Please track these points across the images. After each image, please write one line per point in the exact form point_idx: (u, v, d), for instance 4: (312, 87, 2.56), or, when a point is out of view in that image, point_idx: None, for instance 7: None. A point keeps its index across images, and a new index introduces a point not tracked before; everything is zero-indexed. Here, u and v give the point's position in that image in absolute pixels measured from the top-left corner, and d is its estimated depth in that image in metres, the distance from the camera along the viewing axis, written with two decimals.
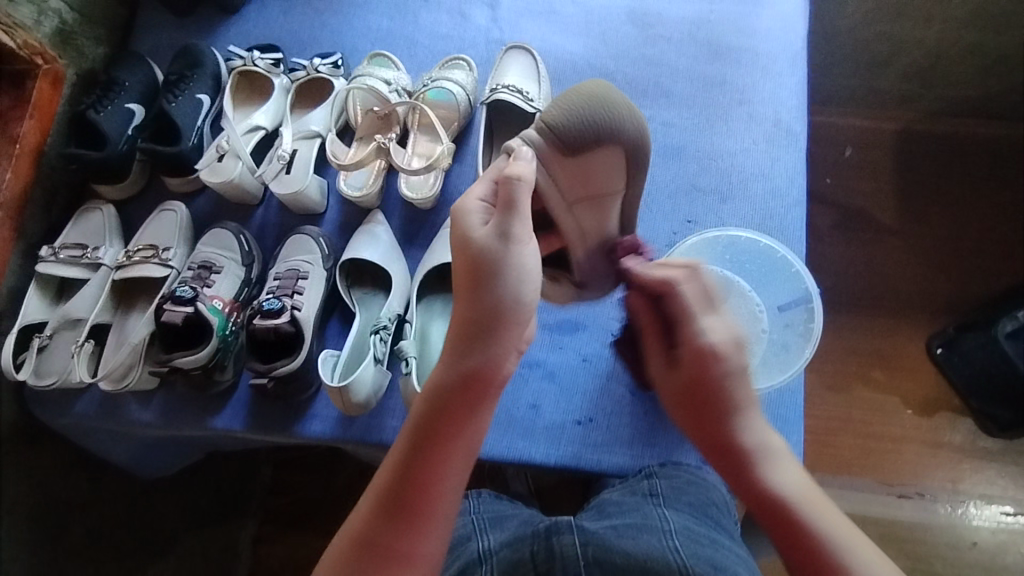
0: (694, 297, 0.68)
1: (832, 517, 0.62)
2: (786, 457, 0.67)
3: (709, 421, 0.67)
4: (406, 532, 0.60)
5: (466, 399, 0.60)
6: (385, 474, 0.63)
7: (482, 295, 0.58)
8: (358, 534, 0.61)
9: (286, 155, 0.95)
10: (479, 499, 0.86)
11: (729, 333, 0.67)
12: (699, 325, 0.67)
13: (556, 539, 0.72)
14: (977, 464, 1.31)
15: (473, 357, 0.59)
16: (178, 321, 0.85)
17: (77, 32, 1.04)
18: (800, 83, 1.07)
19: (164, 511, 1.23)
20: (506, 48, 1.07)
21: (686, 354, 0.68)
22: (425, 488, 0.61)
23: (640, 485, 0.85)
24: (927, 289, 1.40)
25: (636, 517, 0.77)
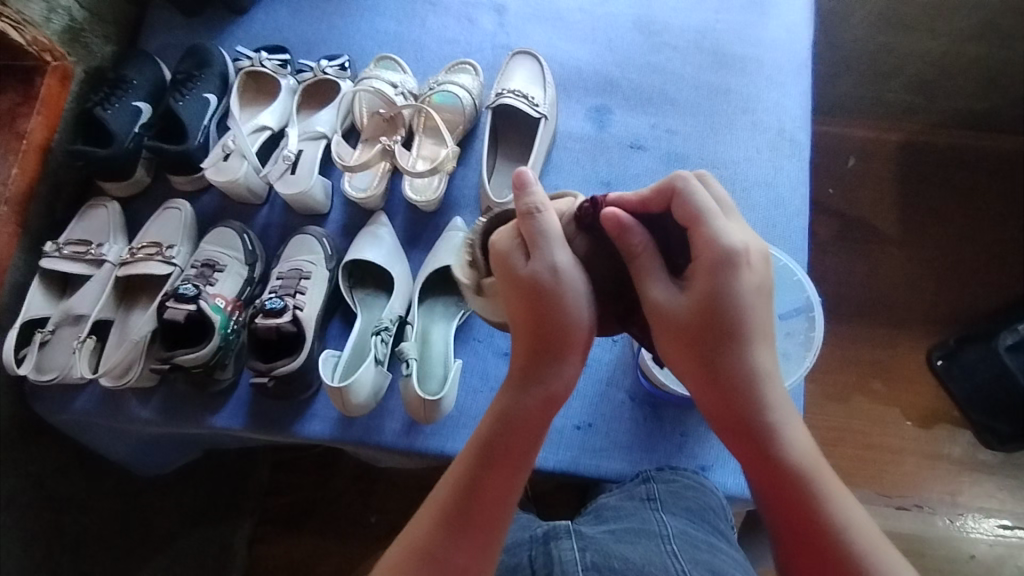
0: (711, 204, 0.62)
1: (834, 486, 0.63)
2: (792, 414, 0.65)
3: (719, 366, 0.61)
4: (467, 543, 0.63)
5: (531, 417, 0.64)
6: (445, 489, 0.66)
7: (546, 319, 0.62)
8: (420, 545, 0.64)
9: (292, 156, 0.96)
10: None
11: (749, 247, 0.61)
12: (722, 239, 0.60)
13: (555, 544, 0.72)
14: (976, 477, 1.31)
15: (544, 378, 0.64)
16: (180, 319, 0.85)
17: (86, 30, 1.04)
18: (805, 93, 1.08)
19: (160, 509, 1.22)
20: (512, 53, 1.07)
21: (704, 273, 0.60)
22: (490, 501, 0.64)
23: (638, 490, 0.84)
24: (928, 300, 1.41)
25: (634, 522, 0.77)
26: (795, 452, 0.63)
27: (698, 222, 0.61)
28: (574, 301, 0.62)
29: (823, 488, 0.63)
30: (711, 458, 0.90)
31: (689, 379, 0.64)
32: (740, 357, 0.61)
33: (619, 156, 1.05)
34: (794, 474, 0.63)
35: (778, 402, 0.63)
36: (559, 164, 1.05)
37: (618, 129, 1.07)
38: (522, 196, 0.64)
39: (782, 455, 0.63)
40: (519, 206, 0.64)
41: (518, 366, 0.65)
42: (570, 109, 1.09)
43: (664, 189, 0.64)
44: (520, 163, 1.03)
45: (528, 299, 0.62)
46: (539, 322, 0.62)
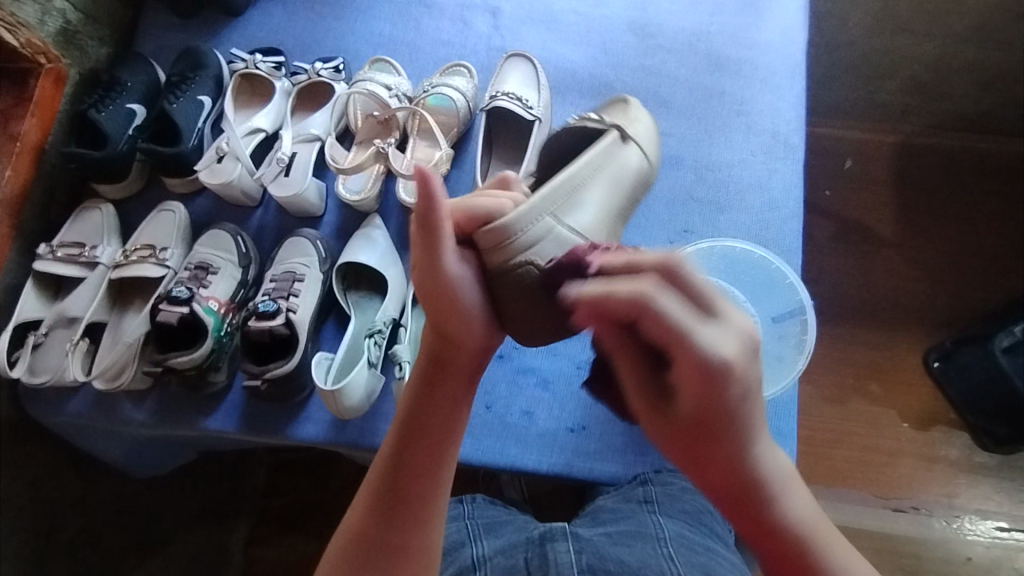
0: (681, 311, 0.51)
1: (837, 547, 0.61)
2: (794, 476, 0.62)
3: (714, 458, 0.58)
4: (404, 522, 0.63)
5: (443, 388, 0.65)
6: (376, 474, 0.66)
7: (447, 321, 0.61)
8: (357, 531, 0.64)
9: (285, 159, 0.97)
10: (474, 505, 0.85)
11: (735, 342, 0.52)
12: (703, 348, 0.50)
13: (550, 546, 0.72)
14: (972, 479, 1.31)
15: (447, 356, 0.64)
16: (173, 322, 0.85)
17: (80, 32, 1.04)
18: (800, 95, 1.08)
19: (155, 511, 1.22)
20: (506, 55, 1.07)
21: (691, 384, 0.52)
22: (418, 479, 0.64)
23: (634, 492, 0.84)
24: (924, 303, 1.41)
25: (630, 524, 0.77)
26: (796, 525, 0.61)
27: (679, 338, 0.51)
28: (477, 309, 0.60)
29: (826, 557, 0.60)
30: None
31: (689, 472, 0.61)
32: (739, 443, 0.57)
33: None
34: (799, 552, 0.60)
35: (772, 460, 0.60)
36: None
37: None
38: (427, 196, 0.53)
39: (785, 529, 0.60)
40: (421, 208, 0.53)
41: (425, 352, 0.66)
42: (565, 112, 1.09)
43: (631, 304, 0.51)
44: (515, 165, 1.03)
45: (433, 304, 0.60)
46: (437, 318, 0.61)
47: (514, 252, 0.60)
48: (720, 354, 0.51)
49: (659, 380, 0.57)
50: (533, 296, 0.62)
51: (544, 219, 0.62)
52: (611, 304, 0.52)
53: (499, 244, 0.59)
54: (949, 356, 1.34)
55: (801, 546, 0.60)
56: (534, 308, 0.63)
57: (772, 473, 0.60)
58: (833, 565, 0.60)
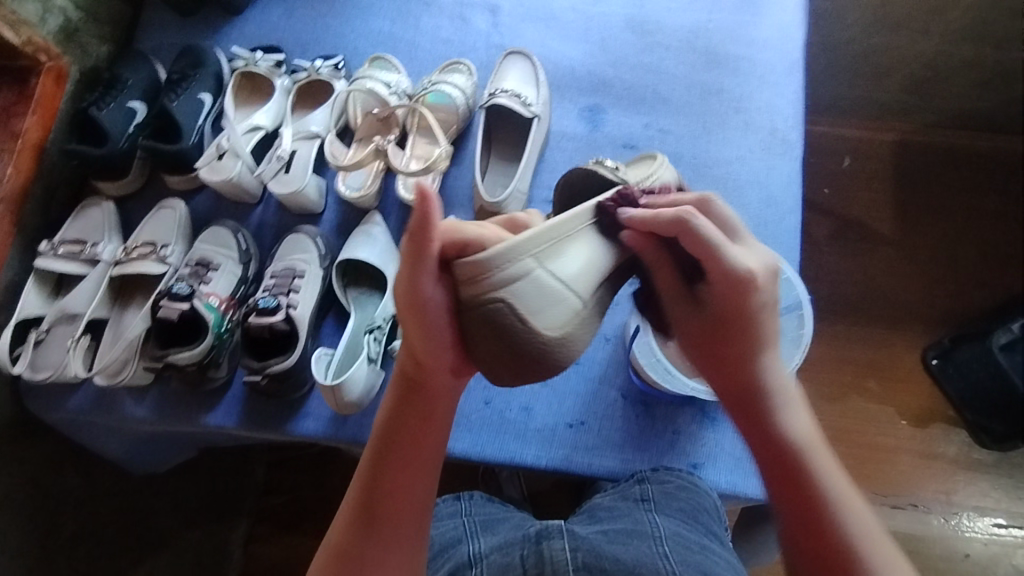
0: (716, 232, 0.62)
1: (838, 484, 0.64)
2: (799, 399, 0.68)
3: (730, 359, 0.65)
4: (382, 540, 0.65)
5: (416, 411, 0.68)
6: (356, 489, 0.68)
7: (420, 338, 0.61)
8: (338, 545, 0.66)
9: (285, 156, 0.97)
10: (472, 502, 0.86)
11: (758, 262, 0.63)
12: (730, 257, 0.61)
13: (547, 544, 0.72)
14: (971, 476, 1.31)
15: (420, 375, 0.66)
16: (174, 318, 0.86)
17: (81, 30, 1.04)
18: (797, 92, 1.08)
19: (156, 508, 1.23)
20: (506, 53, 1.08)
21: (718, 284, 0.62)
22: (394, 493, 0.66)
23: (631, 490, 0.85)
24: (923, 300, 1.41)
25: (627, 522, 0.78)
26: (800, 441, 0.65)
27: (710, 252, 0.61)
28: (448, 334, 0.60)
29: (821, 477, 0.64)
30: (702, 457, 0.91)
31: (705, 371, 0.68)
32: (754, 347, 0.64)
33: (612, 156, 1.06)
34: (795, 470, 0.64)
35: (780, 376, 0.67)
36: (552, 164, 1.06)
37: (611, 129, 1.08)
38: (423, 212, 0.51)
39: (786, 441, 0.65)
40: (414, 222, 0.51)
41: (401, 372, 0.69)
42: (564, 109, 1.09)
43: (673, 223, 0.62)
44: (514, 162, 1.04)
45: (415, 317, 0.58)
46: (410, 339, 0.63)
47: (489, 284, 0.55)
48: (740, 260, 0.61)
49: (692, 289, 0.67)
50: (498, 336, 0.56)
51: (524, 260, 0.56)
52: (656, 222, 0.63)
53: (475, 278, 0.54)
54: (947, 354, 1.35)
55: (799, 468, 0.64)
56: (497, 345, 0.57)
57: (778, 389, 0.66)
58: (828, 484, 0.64)
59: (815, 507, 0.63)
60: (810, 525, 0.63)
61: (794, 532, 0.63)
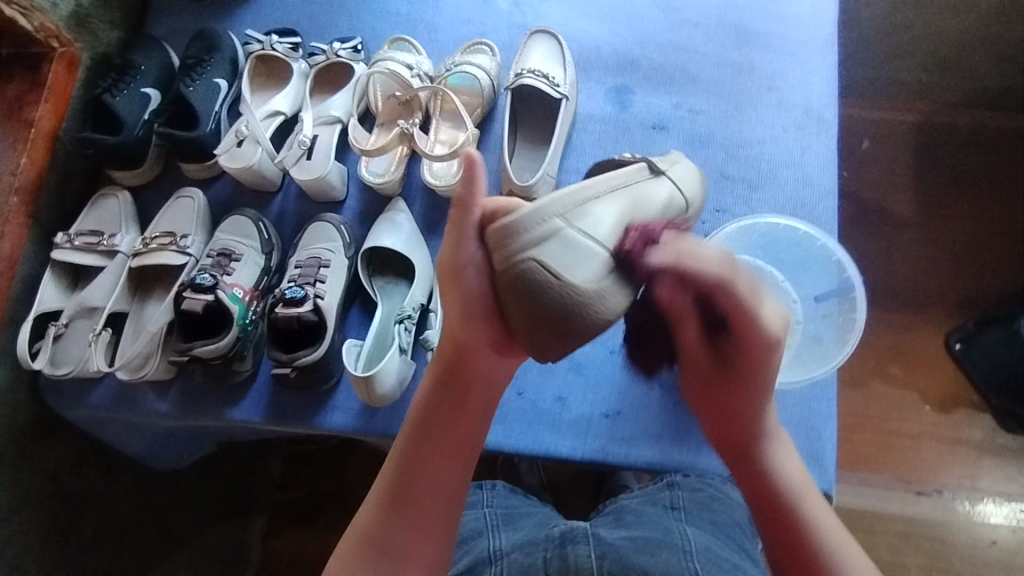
0: (749, 290, 0.57)
1: (820, 510, 0.66)
2: (787, 442, 0.71)
3: (734, 408, 0.66)
4: (409, 526, 0.63)
5: (458, 398, 0.65)
6: (387, 470, 0.66)
7: (464, 313, 0.59)
8: (365, 530, 0.64)
9: (307, 141, 0.93)
10: (493, 492, 0.85)
11: (781, 323, 0.62)
12: (766, 321, 0.59)
13: (571, 548, 0.72)
14: (997, 461, 1.29)
15: (462, 360, 0.63)
16: (198, 310, 0.83)
17: (91, 15, 1.00)
18: (832, 70, 1.04)
19: (174, 504, 1.20)
20: (530, 32, 1.04)
21: (748, 343, 0.61)
22: (426, 480, 0.64)
23: (661, 495, 0.83)
24: (947, 284, 1.38)
25: (656, 531, 0.76)
26: (784, 476, 0.68)
27: (740, 310, 0.58)
28: (482, 297, 0.57)
29: (804, 510, 0.65)
30: None
31: (705, 411, 0.69)
32: (757, 400, 0.65)
33: (642, 137, 1.03)
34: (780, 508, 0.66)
35: (773, 422, 0.69)
36: (580, 147, 1.03)
37: (639, 110, 1.04)
38: (468, 180, 0.56)
39: (774, 478, 0.67)
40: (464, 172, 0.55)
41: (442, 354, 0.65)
42: (591, 90, 1.06)
43: (711, 282, 0.55)
44: (540, 146, 1.00)
45: (452, 285, 0.58)
46: (450, 311, 0.61)
47: (514, 248, 0.53)
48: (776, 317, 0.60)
49: (710, 338, 0.64)
50: (528, 295, 0.54)
51: (550, 219, 0.54)
52: (694, 271, 0.55)
53: (500, 238, 0.54)
54: (971, 338, 1.31)
55: (785, 509, 0.66)
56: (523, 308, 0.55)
57: (774, 431, 0.69)
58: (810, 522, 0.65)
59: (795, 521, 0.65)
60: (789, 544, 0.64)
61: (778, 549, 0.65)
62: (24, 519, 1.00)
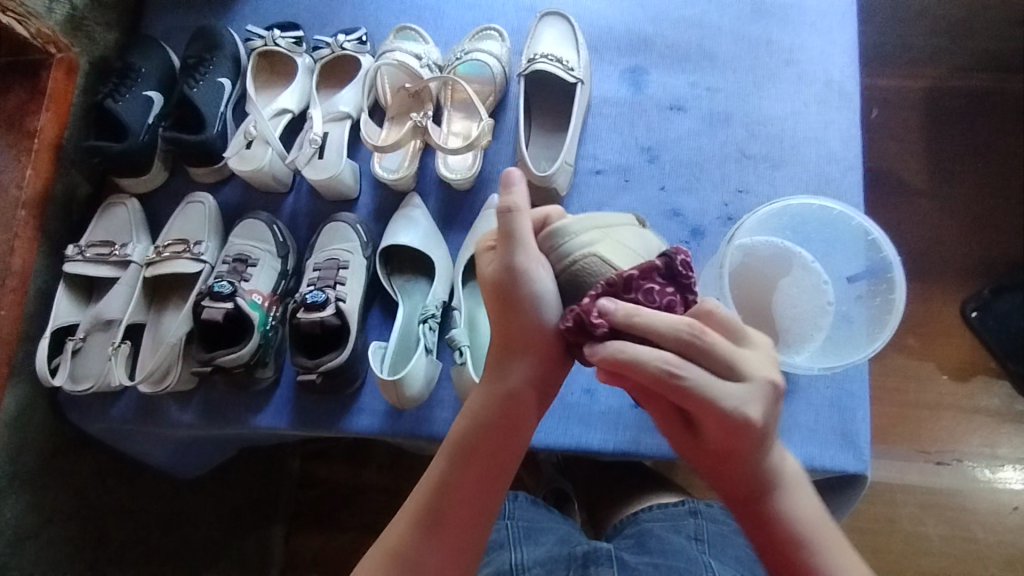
0: (701, 375, 0.53)
1: (842, 561, 0.61)
2: (803, 481, 0.64)
3: (729, 477, 0.61)
4: (444, 545, 0.61)
5: (505, 416, 0.62)
6: (422, 490, 0.64)
7: (512, 326, 0.61)
8: (395, 545, 0.62)
9: (318, 139, 0.90)
10: (517, 503, 0.83)
11: (757, 398, 0.55)
12: (727, 407, 0.53)
13: (596, 571, 0.73)
14: (1019, 429, 1.28)
15: (507, 381, 0.62)
16: (218, 319, 0.81)
17: (87, 17, 0.97)
18: (852, 40, 1.01)
19: (198, 511, 1.19)
20: (540, 15, 1.01)
21: (718, 427, 0.56)
22: (462, 503, 0.62)
23: (684, 523, 0.81)
24: (965, 252, 1.36)
25: (681, 560, 0.74)
26: (800, 525, 0.62)
27: (700, 401, 0.54)
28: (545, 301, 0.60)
29: (821, 560, 0.60)
30: None
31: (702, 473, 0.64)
32: (752, 465, 0.60)
33: (659, 118, 1.00)
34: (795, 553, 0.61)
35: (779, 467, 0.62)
36: (596, 132, 1.00)
37: (655, 91, 1.01)
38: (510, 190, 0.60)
39: (787, 531, 0.61)
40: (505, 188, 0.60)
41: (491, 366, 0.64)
42: (604, 72, 1.03)
43: (654, 378, 0.53)
44: (556, 134, 0.97)
45: (498, 298, 0.61)
46: (506, 316, 0.61)
47: (569, 248, 0.62)
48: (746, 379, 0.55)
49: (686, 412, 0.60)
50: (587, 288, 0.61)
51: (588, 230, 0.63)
52: (636, 369, 0.53)
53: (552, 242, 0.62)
54: (987, 305, 1.31)
55: (793, 555, 0.61)
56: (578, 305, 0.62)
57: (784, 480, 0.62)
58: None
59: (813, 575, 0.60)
60: None
61: None
62: (52, 534, 0.99)
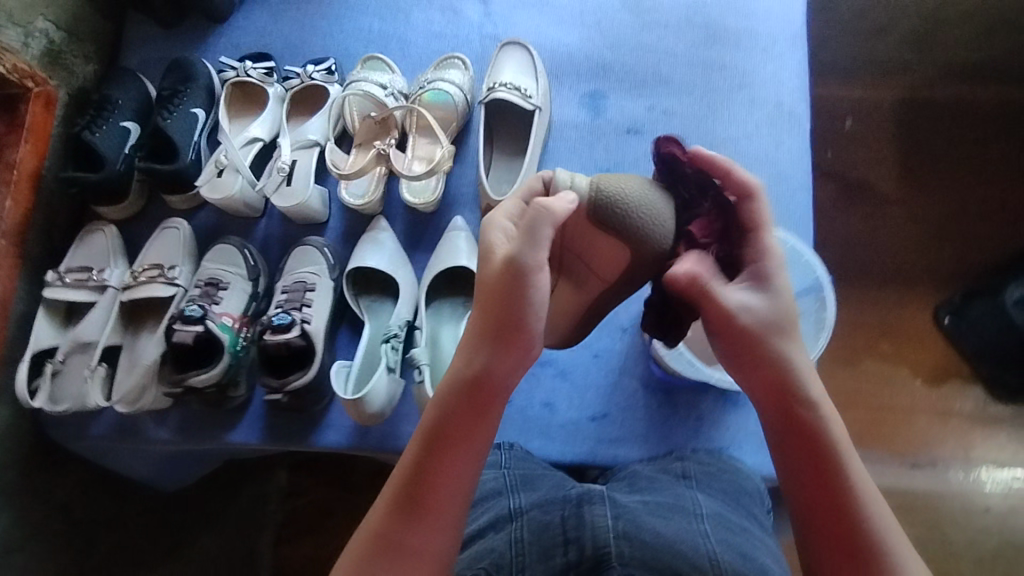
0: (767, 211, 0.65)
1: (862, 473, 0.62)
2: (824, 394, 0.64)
3: (761, 357, 0.62)
4: (420, 527, 0.61)
5: (475, 397, 0.62)
6: (398, 472, 0.64)
7: (506, 313, 0.60)
8: (375, 529, 0.62)
9: (286, 167, 0.94)
10: (511, 454, 0.86)
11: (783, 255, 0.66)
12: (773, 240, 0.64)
13: (589, 509, 0.70)
14: (991, 431, 1.31)
15: (480, 361, 0.62)
16: (189, 341, 0.85)
17: (65, 51, 1.01)
18: (801, 63, 1.05)
19: (182, 521, 1.24)
20: (501, 45, 1.05)
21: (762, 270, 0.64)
22: (441, 483, 0.62)
23: (671, 466, 0.84)
24: (934, 261, 1.40)
25: (669, 497, 0.76)
26: (829, 430, 0.62)
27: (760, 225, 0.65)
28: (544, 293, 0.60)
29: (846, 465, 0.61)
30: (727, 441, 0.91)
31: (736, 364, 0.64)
32: (786, 339, 0.62)
33: (616, 141, 1.04)
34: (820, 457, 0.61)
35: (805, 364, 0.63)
36: (557, 154, 1.04)
37: (614, 114, 1.05)
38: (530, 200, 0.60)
39: (815, 432, 0.62)
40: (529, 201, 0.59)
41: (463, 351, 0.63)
42: (565, 97, 1.07)
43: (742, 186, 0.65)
44: (516, 157, 1.02)
45: (494, 280, 0.60)
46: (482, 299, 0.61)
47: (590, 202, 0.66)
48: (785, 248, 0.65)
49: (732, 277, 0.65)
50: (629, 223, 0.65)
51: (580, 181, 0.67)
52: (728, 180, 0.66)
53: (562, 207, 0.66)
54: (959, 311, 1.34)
55: (826, 460, 0.61)
56: (600, 235, 0.67)
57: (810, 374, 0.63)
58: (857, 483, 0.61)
59: (836, 483, 0.61)
60: (832, 508, 0.60)
61: (818, 517, 0.61)
62: (37, 547, 1.03)
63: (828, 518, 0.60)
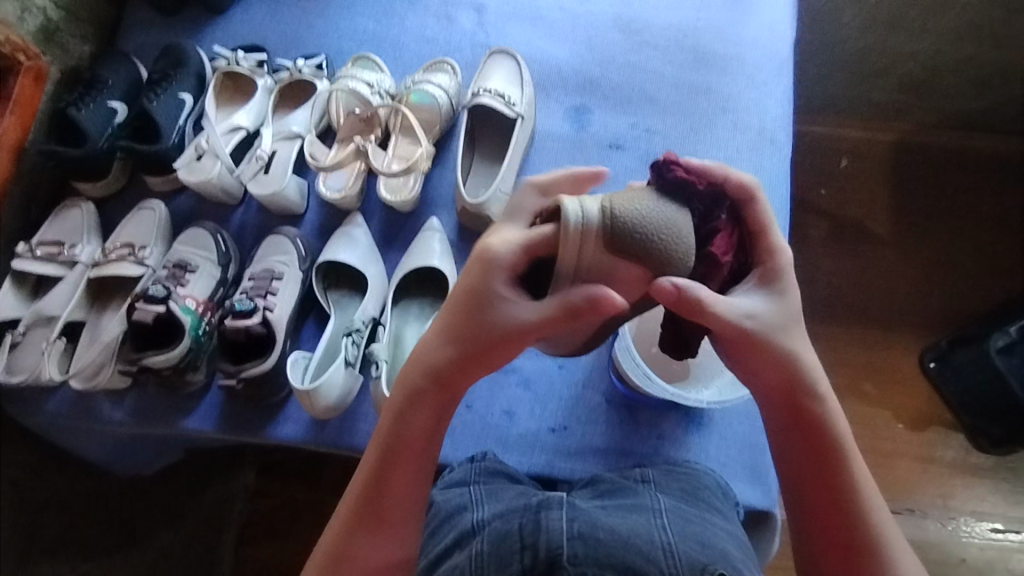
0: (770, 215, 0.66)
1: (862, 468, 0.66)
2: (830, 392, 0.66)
3: (772, 358, 0.64)
4: (378, 538, 0.67)
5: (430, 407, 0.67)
6: (354, 486, 0.69)
7: (480, 348, 0.64)
8: (334, 545, 0.68)
9: (265, 156, 0.96)
10: (485, 460, 0.83)
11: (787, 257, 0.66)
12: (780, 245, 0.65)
13: (545, 513, 0.66)
14: (971, 481, 1.29)
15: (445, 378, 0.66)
16: (149, 321, 0.84)
17: (62, 29, 1.03)
18: (786, 92, 1.07)
19: (135, 510, 1.21)
20: (491, 53, 1.06)
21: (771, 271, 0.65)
22: (396, 496, 0.67)
23: (631, 472, 0.81)
24: (921, 304, 1.39)
25: (628, 499, 0.74)
26: (834, 430, 0.65)
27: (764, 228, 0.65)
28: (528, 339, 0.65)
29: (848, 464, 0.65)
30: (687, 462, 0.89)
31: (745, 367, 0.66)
32: (795, 338, 0.64)
33: (597, 155, 1.05)
34: (828, 464, 0.65)
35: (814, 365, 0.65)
36: (538, 165, 1.05)
37: (597, 129, 1.06)
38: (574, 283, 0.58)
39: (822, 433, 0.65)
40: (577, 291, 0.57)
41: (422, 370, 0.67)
42: (550, 109, 1.08)
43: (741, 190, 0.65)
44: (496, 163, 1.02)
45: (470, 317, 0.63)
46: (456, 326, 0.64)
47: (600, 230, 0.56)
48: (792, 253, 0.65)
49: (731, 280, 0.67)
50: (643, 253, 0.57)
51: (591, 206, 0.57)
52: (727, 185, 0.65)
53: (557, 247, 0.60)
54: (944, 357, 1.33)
55: (834, 459, 0.65)
56: (621, 262, 0.57)
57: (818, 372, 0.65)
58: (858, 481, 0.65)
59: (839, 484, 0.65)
60: (833, 513, 0.65)
61: (820, 520, 0.66)
62: None
63: (832, 522, 0.65)
